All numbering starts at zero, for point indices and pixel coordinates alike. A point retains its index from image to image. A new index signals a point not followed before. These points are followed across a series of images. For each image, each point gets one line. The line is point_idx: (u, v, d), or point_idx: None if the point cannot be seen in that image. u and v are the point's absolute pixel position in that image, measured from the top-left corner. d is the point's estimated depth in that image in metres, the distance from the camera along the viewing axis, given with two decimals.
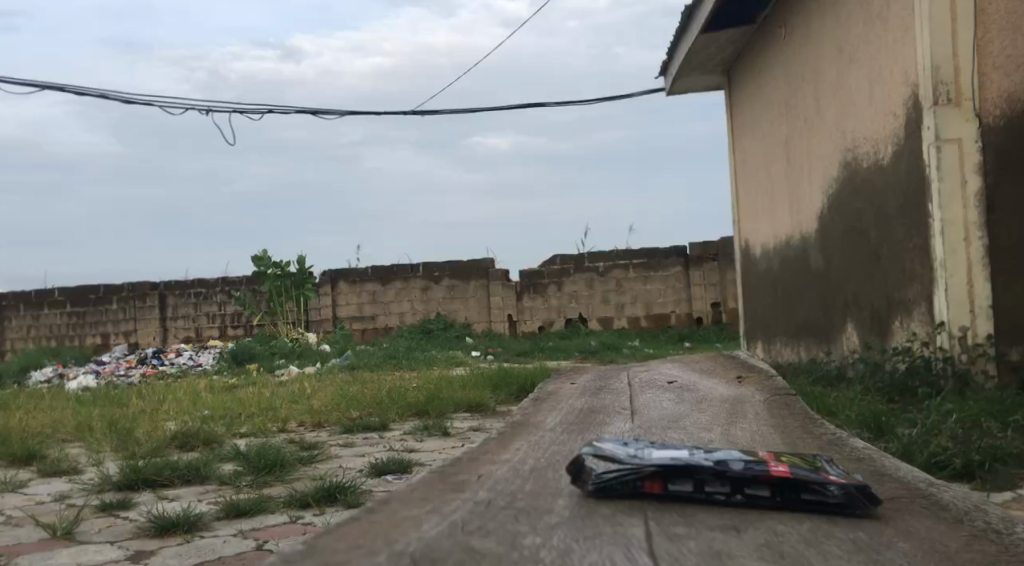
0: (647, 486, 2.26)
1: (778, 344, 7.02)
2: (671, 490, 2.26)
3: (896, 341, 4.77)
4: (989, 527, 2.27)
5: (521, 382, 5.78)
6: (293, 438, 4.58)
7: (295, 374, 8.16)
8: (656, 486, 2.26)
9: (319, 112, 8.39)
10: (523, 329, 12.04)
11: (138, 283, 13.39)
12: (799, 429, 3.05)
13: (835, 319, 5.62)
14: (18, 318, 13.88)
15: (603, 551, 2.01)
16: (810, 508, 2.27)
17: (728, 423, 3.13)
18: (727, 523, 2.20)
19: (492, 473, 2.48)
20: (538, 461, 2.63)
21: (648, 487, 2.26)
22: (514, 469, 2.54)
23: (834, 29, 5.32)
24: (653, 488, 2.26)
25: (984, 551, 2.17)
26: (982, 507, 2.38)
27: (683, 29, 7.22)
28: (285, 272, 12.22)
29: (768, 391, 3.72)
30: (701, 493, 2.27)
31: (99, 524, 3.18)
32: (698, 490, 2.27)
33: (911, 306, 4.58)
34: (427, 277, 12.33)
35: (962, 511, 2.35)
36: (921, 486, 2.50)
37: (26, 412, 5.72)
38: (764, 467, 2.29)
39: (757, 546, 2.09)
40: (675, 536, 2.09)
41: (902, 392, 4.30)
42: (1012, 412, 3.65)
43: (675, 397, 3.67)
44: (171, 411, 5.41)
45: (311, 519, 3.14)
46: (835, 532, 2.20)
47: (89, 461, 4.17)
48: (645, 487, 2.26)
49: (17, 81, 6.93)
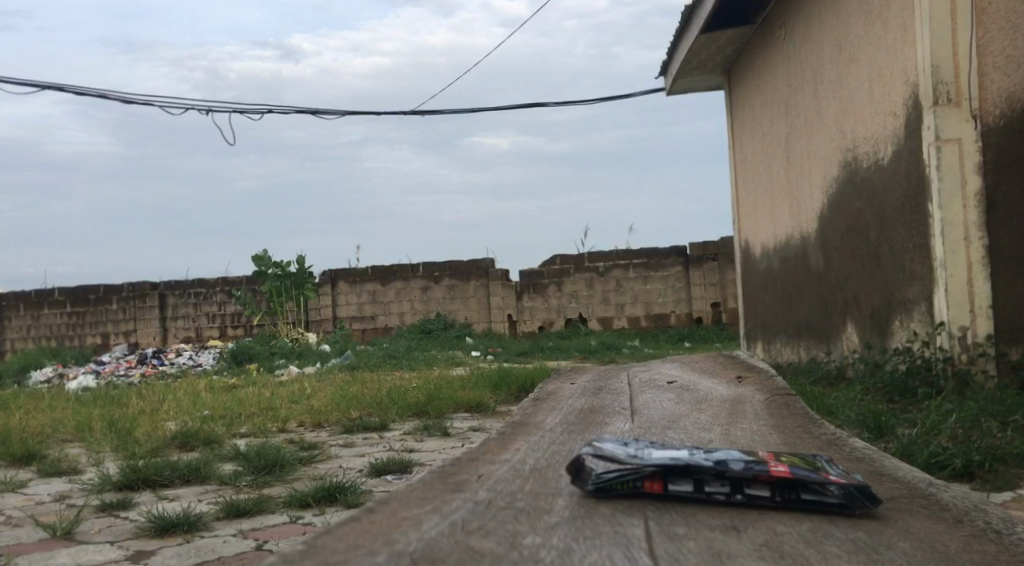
0: (648, 486, 2.26)
1: (778, 344, 7.02)
2: (672, 490, 2.26)
3: (896, 341, 4.78)
4: (989, 527, 2.27)
5: (521, 382, 5.78)
6: (294, 438, 4.58)
7: (295, 374, 8.16)
8: (658, 486, 2.26)
9: (319, 111, 9.16)
10: (523, 329, 12.04)
11: (137, 282, 13.40)
12: (799, 429, 3.05)
13: (835, 319, 5.62)
14: (18, 318, 13.88)
15: (603, 551, 2.01)
16: (810, 508, 2.28)
17: (729, 423, 3.13)
18: (726, 523, 2.20)
19: (492, 472, 2.48)
20: (539, 460, 2.63)
21: (648, 488, 2.26)
22: (514, 468, 2.54)
23: (834, 29, 5.32)
24: (654, 487, 2.26)
25: (984, 551, 2.17)
26: (982, 507, 2.38)
27: (684, 29, 7.23)
28: (285, 271, 12.19)
29: (767, 391, 3.71)
30: (702, 493, 2.27)
31: (100, 524, 3.18)
32: (699, 490, 2.27)
33: (911, 306, 4.58)
34: (427, 276, 12.34)
35: (962, 511, 2.35)
36: (921, 486, 2.50)
37: (26, 412, 5.72)
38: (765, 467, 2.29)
39: (756, 546, 2.09)
40: (675, 536, 2.09)
41: (902, 392, 4.30)
42: (1012, 412, 3.65)
43: (675, 397, 3.67)
44: (172, 411, 5.41)
45: (311, 519, 3.14)
46: (835, 532, 2.20)
47: (90, 461, 4.17)
48: (646, 487, 2.26)
49: (20, 83, 7.40)
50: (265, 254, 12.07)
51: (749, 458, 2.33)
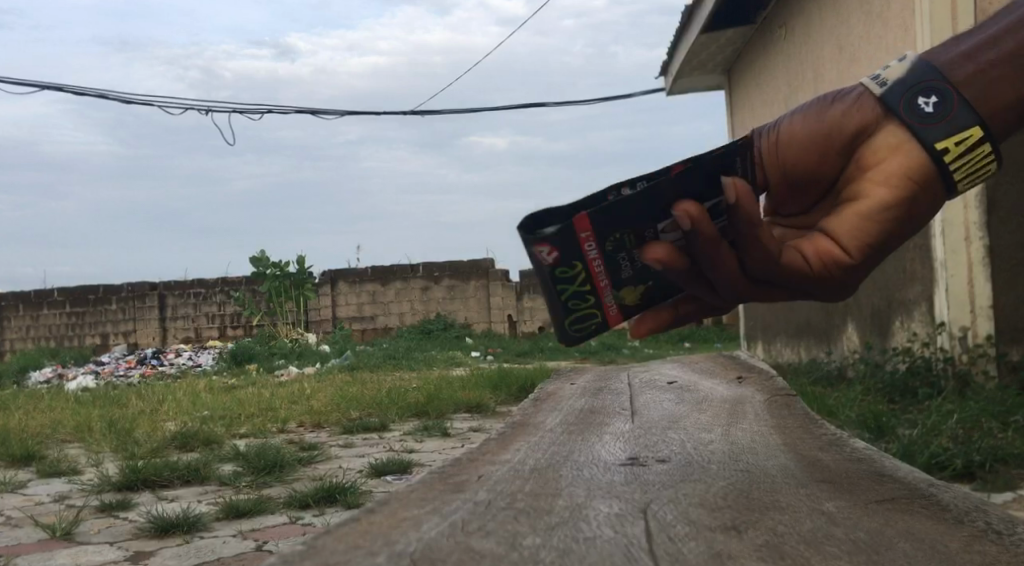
0: (581, 251, 1.49)
1: (778, 343, 7.28)
2: (606, 258, 1.51)
3: (896, 340, 5.00)
4: (989, 527, 1.73)
5: (521, 382, 5.79)
6: (293, 438, 4.60)
7: (294, 374, 8.17)
8: (599, 237, 1.49)
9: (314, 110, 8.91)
10: (523, 329, 12.15)
11: (137, 283, 13.41)
12: (779, 406, 3.07)
13: (835, 321, 5.92)
14: (18, 318, 13.84)
15: (602, 551, 1.56)
16: (833, 512, 1.76)
17: (715, 409, 3.17)
18: (723, 522, 1.71)
19: (498, 447, 2.43)
20: (541, 439, 2.59)
21: (583, 249, 1.49)
22: (515, 442, 2.52)
23: (834, 28, 5.33)
24: (588, 239, 1.48)
25: (983, 552, 1.62)
26: (984, 508, 1.84)
27: (683, 28, 7.21)
28: (284, 271, 12.18)
29: (767, 391, 3.43)
30: (626, 260, 1.51)
31: (99, 524, 3.18)
32: (624, 256, 1.51)
33: (912, 307, 4.79)
34: (426, 277, 12.38)
35: (961, 510, 1.81)
36: (920, 486, 1.96)
37: (26, 412, 5.73)
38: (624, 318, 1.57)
39: (757, 546, 1.60)
40: (675, 535, 1.63)
41: (902, 392, 4.26)
42: (1013, 412, 3.68)
43: (677, 396, 3.55)
44: (171, 411, 5.42)
45: (311, 519, 3.14)
46: (840, 521, 1.73)
47: (89, 461, 4.17)
48: (582, 254, 1.49)
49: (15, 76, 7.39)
50: (263, 254, 12.12)
51: (632, 301, 1.57)
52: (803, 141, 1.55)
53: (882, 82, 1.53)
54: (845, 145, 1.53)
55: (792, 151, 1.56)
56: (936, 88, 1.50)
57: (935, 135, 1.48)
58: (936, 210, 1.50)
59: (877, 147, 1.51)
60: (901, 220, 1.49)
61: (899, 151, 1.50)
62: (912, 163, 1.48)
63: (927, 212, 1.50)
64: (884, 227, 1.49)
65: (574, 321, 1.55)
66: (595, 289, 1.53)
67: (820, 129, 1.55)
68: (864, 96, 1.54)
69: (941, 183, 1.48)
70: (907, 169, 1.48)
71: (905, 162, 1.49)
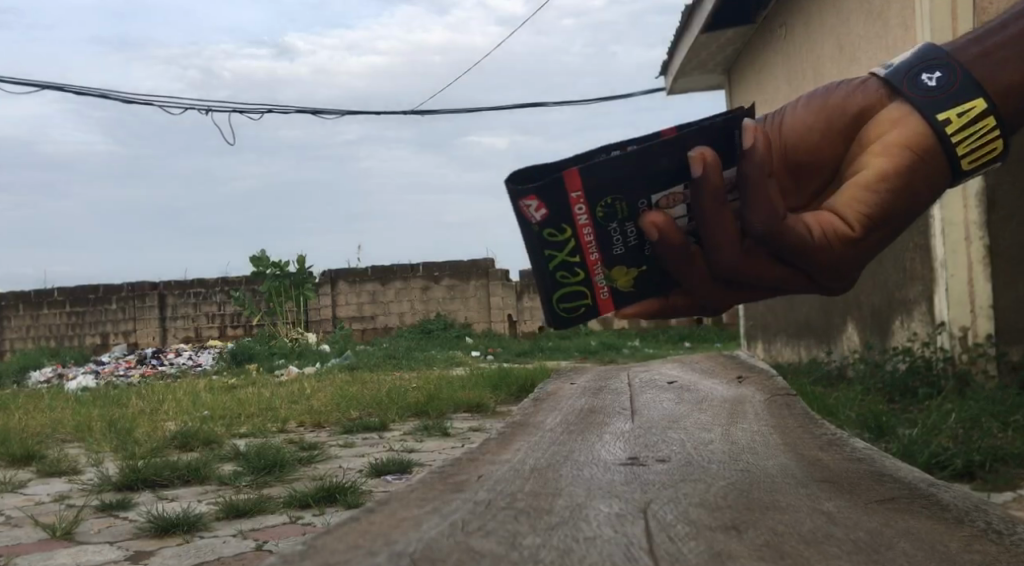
0: (571, 213, 1.52)
1: (778, 342, 7.28)
2: (598, 228, 1.53)
3: (896, 339, 5.00)
4: (989, 526, 1.73)
5: (521, 382, 5.78)
6: (293, 438, 4.59)
7: (294, 374, 8.16)
8: (591, 199, 1.51)
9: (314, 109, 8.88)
10: (523, 329, 12.19)
11: (137, 282, 13.40)
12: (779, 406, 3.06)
13: (834, 321, 5.92)
14: (18, 318, 13.83)
15: (603, 551, 1.55)
16: (834, 512, 1.76)
17: (713, 409, 3.17)
18: (724, 522, 1.71)
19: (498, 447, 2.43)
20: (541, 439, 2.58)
21: (575, 212, 1.52)
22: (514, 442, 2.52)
23: (835, 28, 5.32)
24: (580, 199, 1.51)
25: (983, 551, 1.62)
26: (984, 508, 1.84)
27: (683, 28, 7.20)
28: (284, 272, 12.13)
29: (767, 391, 3.42)
30: (618, 233, 1.53)
31: (100, 524, 3.18)
32: (615, 227, 1.53)
33: (912, 307, 4.79)
34: (426, 276, 12.39)
35: (961, 510, 1.80)
36: (920, 486, 1.96)
37: (26, 413, 5.72)
38: (616, 303, 1.56)
39: (757, 546, 1.60)
40: (676, 536, 1.63)
41: (902, 392, 4.27)
42: (1013, 411, 3.68)
43: (677, 397, 3.54)
44: (171, 411, 5.41)
45: (311, 519, 3.14)
46: (840, 521, 1.72)
47: (89, 461, 4.17)
48: (573, 217, 1.52)
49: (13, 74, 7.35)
50: (263, 255, 12.09)
51: (626, 286, 1.56)
52: (805, 121, 1.54)
53: (885, 69, 1.54)
54: (847, 123, 1.52)
55: (795, 129, 1.54)
56: (939, 65, 1.50)
57: (935, 106, 1.47)
58: (935, 184, 1.46)
59: (879, 122, 1.50)
60: (899, 191, 1.45)
61: (900, 123, 1.48)
62: (914, 133, 1.46)
63: (926, 184, 1.46)
64: (881, 197, 1.44)
65: (562, 298, 1.56)
66: (585, 261, 1.54)
67: (822, 109, 1.54)
68: (869, 81, 1.55)
69: (942, 152, 1.45)
70: (907, 137, 1.46)
71: (905, 133, 1.47)
